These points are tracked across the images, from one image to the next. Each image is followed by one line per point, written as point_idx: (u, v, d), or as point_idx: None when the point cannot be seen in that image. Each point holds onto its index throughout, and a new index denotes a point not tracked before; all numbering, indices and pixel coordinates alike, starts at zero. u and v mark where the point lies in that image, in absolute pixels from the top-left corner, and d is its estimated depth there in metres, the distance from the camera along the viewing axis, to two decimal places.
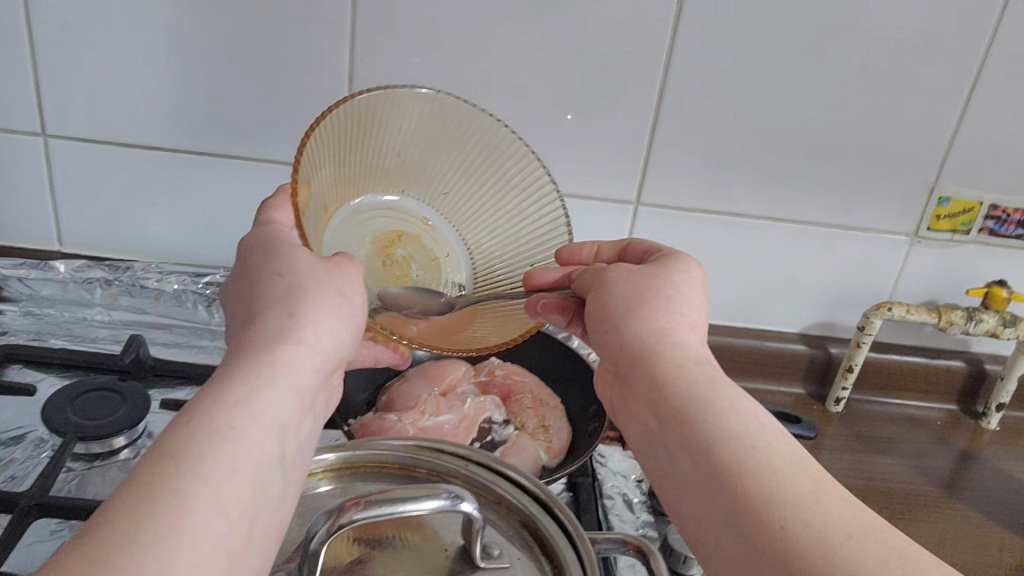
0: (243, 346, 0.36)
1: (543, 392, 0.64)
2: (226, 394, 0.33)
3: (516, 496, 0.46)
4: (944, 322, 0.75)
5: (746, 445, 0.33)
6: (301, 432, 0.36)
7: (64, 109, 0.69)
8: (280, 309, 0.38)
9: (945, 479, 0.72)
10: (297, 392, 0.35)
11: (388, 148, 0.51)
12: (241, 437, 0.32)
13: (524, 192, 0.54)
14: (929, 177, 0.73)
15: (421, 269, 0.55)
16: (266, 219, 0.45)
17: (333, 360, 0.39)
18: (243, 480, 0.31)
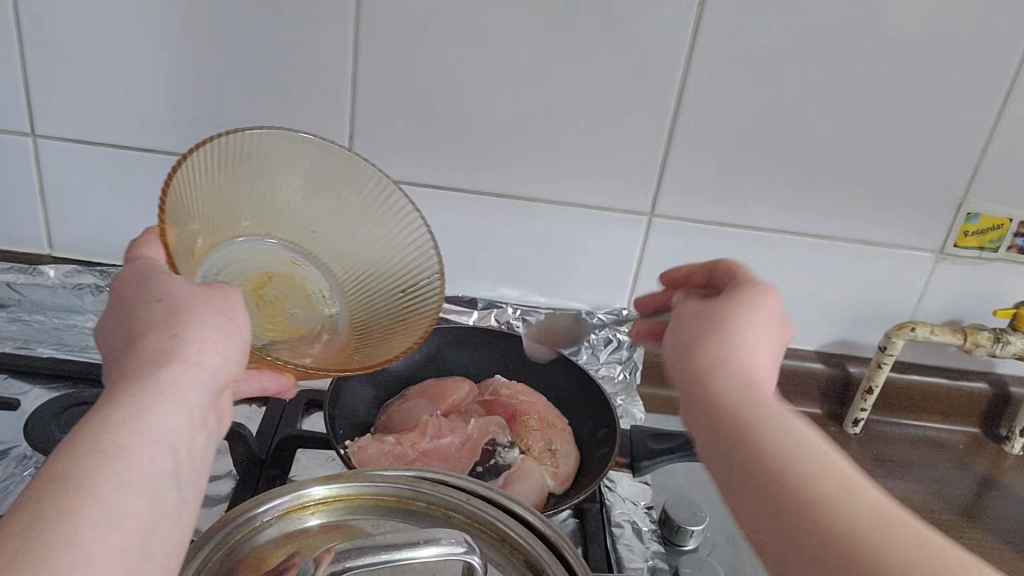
0: (119, 374, 0.32)
1: (551, 413, 0.61)
2: (105, 423, 0.29)
3: (520, 534, 0.43)
4: (969, 344, 0.72)
5: (806, 461, 0.32)
6: (198, 451, 0.32)
7: (54, 108, 0.66)
8: (158, 330, 0.33)
9: (967, 506, 0.68)
10: (186, 414, 0.31)
11: (254, 188, 0.49)
12: (126, 461, 0.28)
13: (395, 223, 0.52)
14: (957, 192, 0.69)
15: (298, 308, 0.49)
16: (135, 255, 0.40)
17: (224, 378, 0.34)
18: (127, 517, 0.27)
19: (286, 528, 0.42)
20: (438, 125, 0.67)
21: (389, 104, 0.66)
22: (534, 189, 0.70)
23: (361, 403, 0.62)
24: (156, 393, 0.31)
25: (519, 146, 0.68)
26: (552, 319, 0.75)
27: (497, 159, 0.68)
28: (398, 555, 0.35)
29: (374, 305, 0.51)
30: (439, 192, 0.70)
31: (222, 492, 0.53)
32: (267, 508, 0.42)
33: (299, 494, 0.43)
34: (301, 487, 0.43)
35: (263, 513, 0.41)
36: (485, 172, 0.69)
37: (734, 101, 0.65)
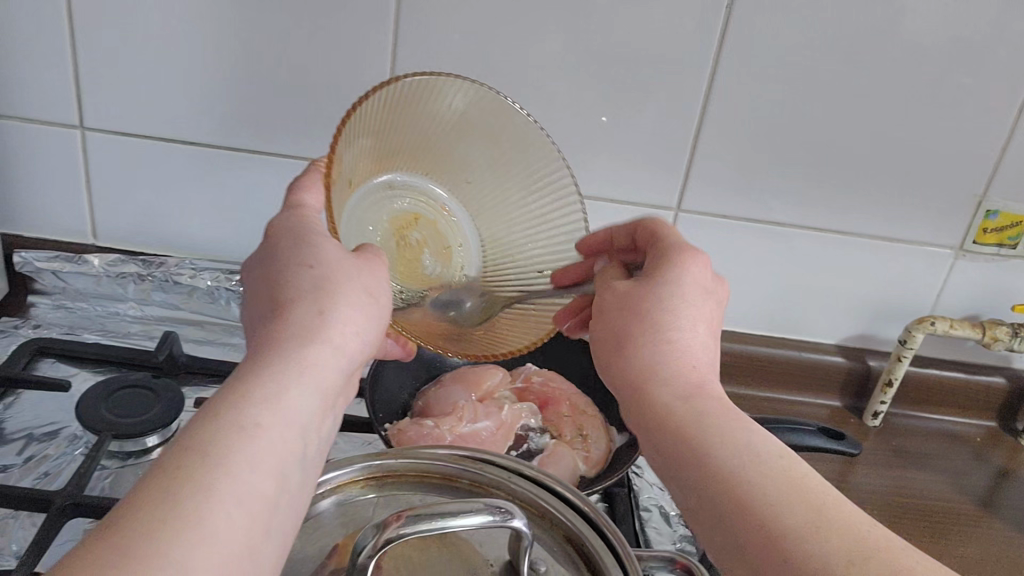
0: (269, 339, 0.35)
1: (581, 399, 0.63)
2: (254, 389, 0.32)
3: (560, 510, 0.45)
4: (987, 338, 0.73)
5: (747, 481, 0.33)
6: (324, 430, 0.35)
7: (102, 102, 0.69)
8: (309, 304, 0.36)
9: (983, 497, 0.70)
10: (321, 391, 0.34)
11: (422, 129, 0.48)
12: (267, 435, 0.31)
13: (551, 199, 0.51)
14: (976, 190, 0.71)
15: (432, 258, 0.51)
16: (292, 201, 0.43)
17: (357, 357, 0.37)
18: (266, 478, 0.30)
19: (340, 500, 0.44)
20: None
21: None
22: None
23: (398, 389, 0.64)
24: (299, 371, 0.33)
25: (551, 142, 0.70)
26: None
27: None
28: (449, 524, 0.37)
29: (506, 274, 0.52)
30: None
31: None
32: (323, 481, 0.44)
33: (351, 469, 0.45)
34: (354, 462, 0.45)
35: (318, 486, 0.44)
36: None
37: (760, 101, 0.67)
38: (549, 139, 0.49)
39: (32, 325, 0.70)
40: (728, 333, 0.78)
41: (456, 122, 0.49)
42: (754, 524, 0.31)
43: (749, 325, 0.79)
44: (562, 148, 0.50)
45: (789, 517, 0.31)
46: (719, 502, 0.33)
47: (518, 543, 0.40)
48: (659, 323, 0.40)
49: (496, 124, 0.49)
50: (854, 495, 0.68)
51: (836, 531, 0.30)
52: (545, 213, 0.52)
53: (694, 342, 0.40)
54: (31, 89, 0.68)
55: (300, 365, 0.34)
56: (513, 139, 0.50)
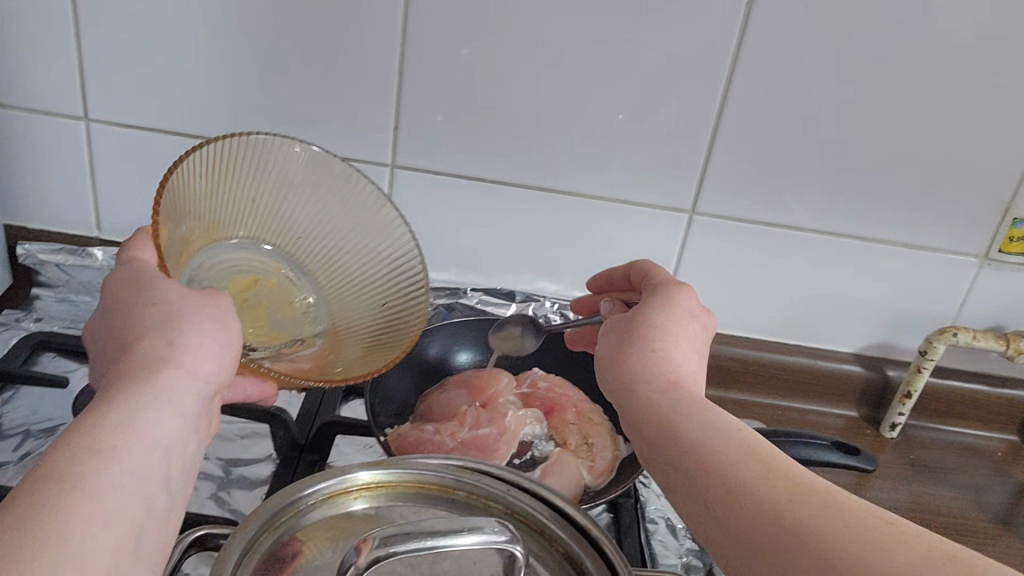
0: (117, 374, 0.33)
1: (587, 406, 0.62)
2: (107, 416, 0.31)
3: (559, 526, 0.43)
4: (1011, 350, 0.71)
5: (739, 456, 0.34)
6: (189, 455, 0.34)
7: (107, 93, 0.67)
8: (156, 336, 0.35)
9: (1004, 514, 0.68)
10: (180, 417, 0.33)
11: (245, 193, 0.49)
12: (123, 458, 0.30)
13: (382, 234, 0.52)
14: (1003, 197, 0.69)
15: (279, 313, 0.49)
16: (125, 254, 0.41)
17: (213, 386, 0.36)
18: (128, 496, 0.29)
19: (329, 510, 0.42)
20: (480, 120, 0.67)
21: (432, 99, 0.66)
22: (574, 186, 0.70)
23: (399, 391, 0.63)
24: (153, 399, 0.32)
25: (562, 142, 0.68)
26: None
27: (536, 154, 0.68)
28: (438, 544, 0.35)
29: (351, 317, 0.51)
30: (476, 184, 0.70)
31: (262, 475, 0.54)
32: (312, 490, 0.42)
33: (343, 478, 0.44)
34: (345, 472, 0.44)
35: (307, 495, 0.42)
36: (524, 167, 0.69)
37: (779, 104, 0.65)
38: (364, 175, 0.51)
39: (34, 318, 0.70)
40: (743, 340, 0.76)
41: (278, 182, 0.50)
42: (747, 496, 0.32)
43: (763, 332, 0.76)
44: (379, 183, 0.52)
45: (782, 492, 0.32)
46: (712, 483, 0.33)
47: (512, 561, 0.38)
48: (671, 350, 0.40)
49: (314, 178, 0.50)
50: None
51: (827, 496, 0.31)
52: (379, 251, 0.52)
53: (685, 352, 0.41)
54: (34, 81, 0.67)
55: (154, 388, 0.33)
56: (330, 188, 0.51)
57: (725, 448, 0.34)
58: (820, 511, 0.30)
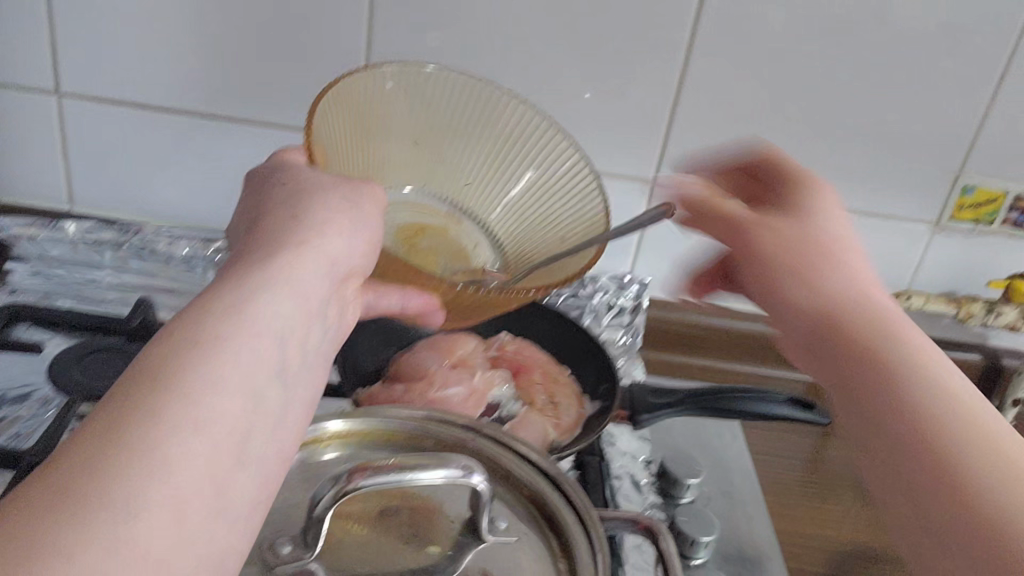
0: (242, 254, 0.30)
1: (552, 367, 0.64)
2: (218, 299, 0.27)
3: (523, 470, 0.45)
4: (962, 314, 0.73)
5: (942, 405, 0.33)
6: (312, 345, 0.30)
7: (78, 68, 0.68)
8: (282, 215, 0.32)
9: None
10: (301, 301, 0.29)
11: (412, 137, 0.53)
12: (231, 348, 0.26)
13: (556, 166, 0.53)
14: (953, 166, 0.71)
15: (448, 254, 0.51)
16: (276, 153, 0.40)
17: (344, 269, 0.33)
18: (233, 397, 0.25)
19: (302, 458, 0.44)
20: None
21: None
22: None
23: (370, 355, 0.64)
24: (268, 279, 0.29)
25: None
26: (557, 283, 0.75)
27: None
28: (411, 478, 0.37)
29: (533, 252, 0.51)
30: None
31: None
32: None
33: (316, 428, 0.45)
34: (316, 421, 0.45)
35: None
36: None
37: (737, 75, 0.67)
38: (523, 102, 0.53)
39: (7, 292, 0.68)
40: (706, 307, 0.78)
41: (437, 124, 0.53)
42: (935, 454, 0.31)
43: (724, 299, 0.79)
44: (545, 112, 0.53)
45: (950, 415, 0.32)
46: (900, 426, 0.33)
47: (478, 499, 0.40)
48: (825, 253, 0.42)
49: (474, 116, 0.53)
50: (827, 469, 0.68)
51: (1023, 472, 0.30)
52: (547, 181, 0.53)
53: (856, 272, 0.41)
54: (7, 54, 0.67)
55: (274, 271, 0.29)
56: (488, 125, 0.54)
57: (933, 393, 0.33)
58: (991, 444, 0.31)
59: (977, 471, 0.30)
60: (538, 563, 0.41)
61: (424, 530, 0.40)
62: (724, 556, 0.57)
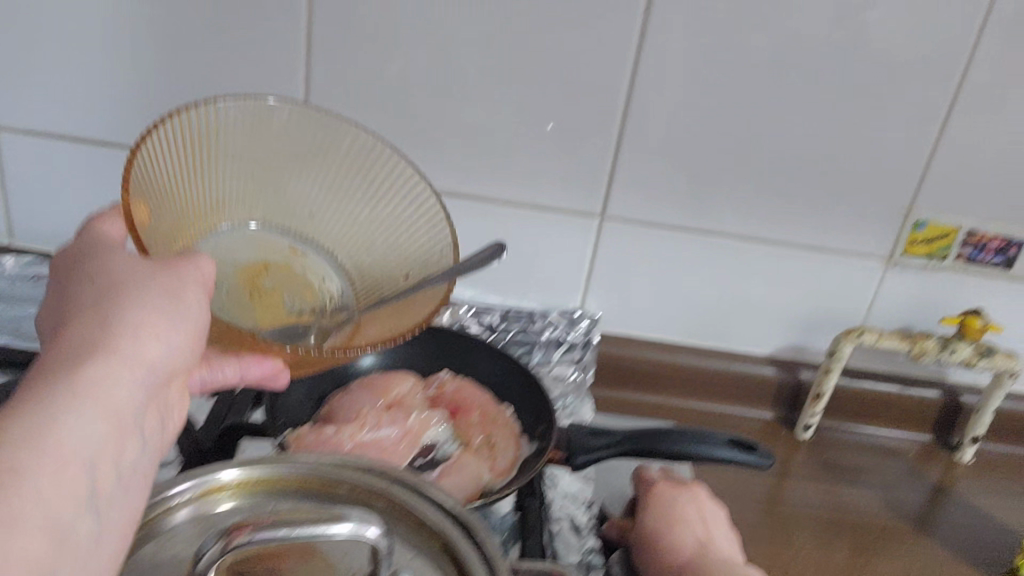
0: (41, 361, 0.29)
1: (492, 406, 0.62)
2: (14, 424, 0.26)
3: (436, 519, 0.44)
4: (916, 351, 0.72)
5: None
6: (126, 462, 0.29)
7: (15, 101, 0.67)
8: (90, 312, 0.31)
9: (916, 515, 0.69)
10: (112, 416, 0.29)
11: (244, 168, 0.54)
12: (26, 481, 0.25)
13: (402, 199, 0.57)
14: (904, 200, 0.70)
15: (294, 297, 0.52)
16: (89, 228, 0.38)
17: (164, 370, 0.32)
18: (27, 537, 0.24)
19: (200, 509, 0.42)
20: (390, 127, 0.68)
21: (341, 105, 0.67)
22: (485, 189, 0.70)
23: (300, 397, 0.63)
24: (73, 394, 0.28)
25: (471, 148, 0.68)
26: (505, 319, 0.74)
27: (447, 161, 0.69)
28: (300, 531, 0.36)
29: (380, 282, 0.56)
30: None
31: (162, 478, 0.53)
32: (181, 490, 0.42)
33: (218, 477, 0.44)
34: (215, 471, 0.44)
35: (175, 494, 0.42)
36: (435, 171, 0.70)
37: (681, 108, 0.66)
38: (365, 133, 0.55)
39: None
40: (658, 344, 0.77)
41: (266, 154, 0.55)
42: None
43: (677, 334, 0.77)
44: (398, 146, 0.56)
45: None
46: None
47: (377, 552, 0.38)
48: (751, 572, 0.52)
49: (307, 141, 0.55)
50: (780, 511, 0.67)
51: None
52: (395, 210, 0.56)
53: None
54: None
55: (77, 386, 0.28)
56: (325, 150, 0.56)
57: None
58: None
59: None
60: None
61: None
62: None
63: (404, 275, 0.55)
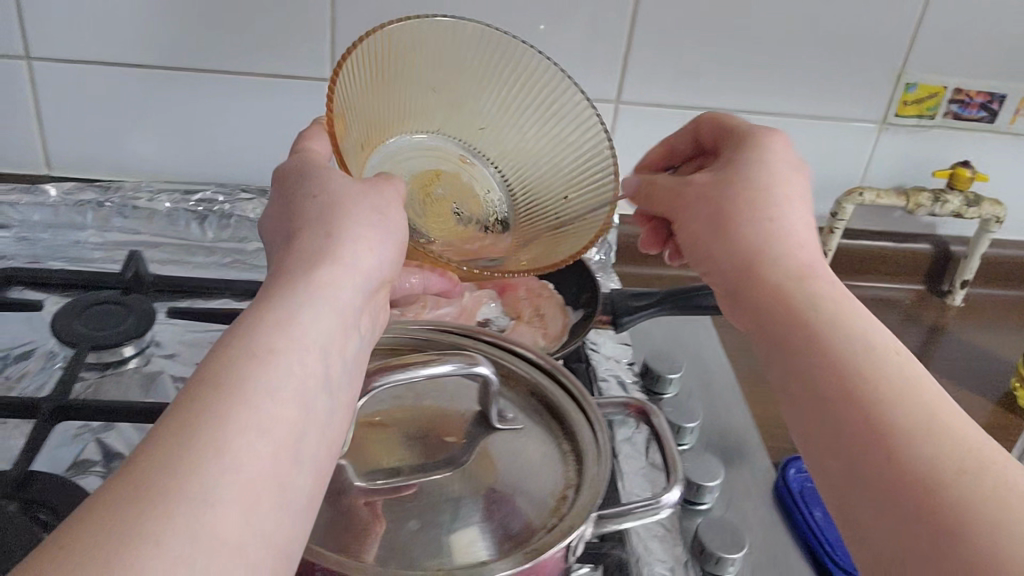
0: (284, 268, 0.34)
1: (535, 282, 0.67)
2: (270, 312, 0.31)
3: (521, 367, 0.49)
4: (912, 205, 0.79)
5: (895, 388, 0.33)
6: (355, 353, 0.34)
7: (44, 29, 0.70)
8: (317, 228, 0.36)
9: (916, 351, 0.76)
10: (343, 309, 0.33)
11: (425, 87, 0.57)
12: (282, 358, 0.30)
13: (574, 123, 0.57)
14: (896, 65, 0.75)
15: (462, 206, 0.60)
16: (299, 145, 0.45)
17: (378, 277, 0.36)
18: (291, 399, 0.29)
19: None
20: None
21: (364, 11, 0.70)
22: None
23: None
24: (315, 290, 0.33)
25: None
26: None
27: None
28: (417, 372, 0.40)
29: (541, 208, 0.60)
30: None
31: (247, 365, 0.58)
32: None
33: None
34: None
35: None
36: None
37: None
38: (545, 58, 0.55)
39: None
40: None
41: (450, 71, 0.56)
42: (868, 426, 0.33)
43: None
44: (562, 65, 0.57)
45: (927, 416, 0.32)
46: (837, 394, 0.34)
47: (486, 393, 0.44)
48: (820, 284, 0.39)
49: (492, 62, 0.56)
50: None
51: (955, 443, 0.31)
52: (566, 138, 0.58)
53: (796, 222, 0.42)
54: None
55: (313, 285, 0.33)
56: (508, 73, 0.57)
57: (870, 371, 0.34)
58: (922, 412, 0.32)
59: (918, 434, 0.31)
60: (541, 445, 0.45)
61: (439, 426, 0.44)
62: (709, 442, 0.61)
63: (559, 206, 0.59)
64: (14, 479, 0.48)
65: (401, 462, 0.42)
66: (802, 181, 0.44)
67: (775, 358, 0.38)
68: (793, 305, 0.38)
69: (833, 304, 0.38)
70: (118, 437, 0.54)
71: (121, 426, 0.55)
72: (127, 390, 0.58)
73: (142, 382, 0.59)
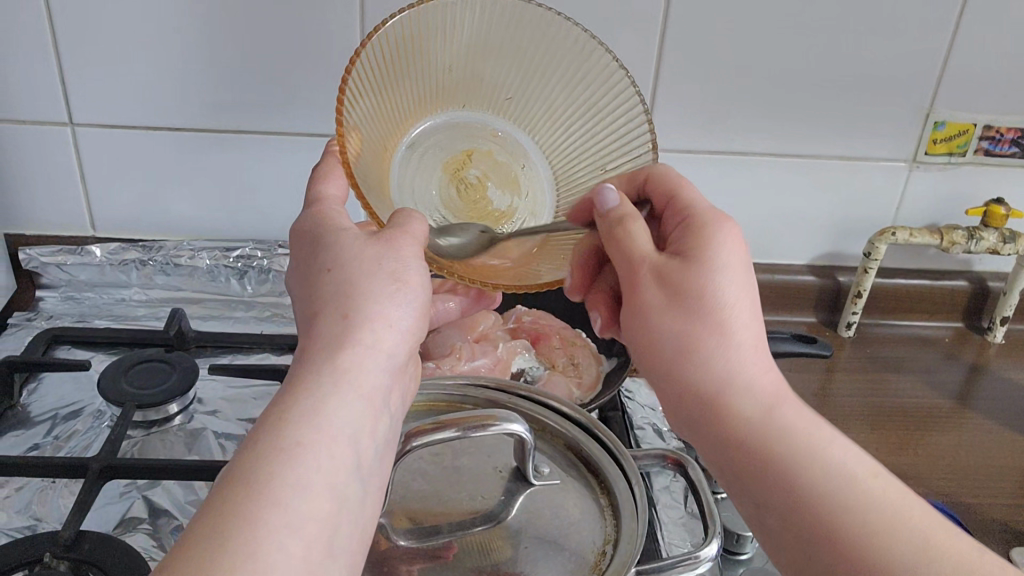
0: (303, 355, 0.34)
1: (569, 332, 0.68)
2: (293, 407, 0.32)
3: (558, 422, 0.50)
4: (946, 243, 0.78)
5: (877, 517, 0.34)
6: (381, 435, 0.35)
7: (88, 98, 0.72)
8: (334, 310, 0.35)
9: (957, 391, 0.75)
10: (366, 395, 0.34)
11: (440, 69, 0.50)
12: (308, 454, 0.31)
13: (605, 87, 0.50)
14: (922, 104, 0.75)
15: (497, 188, 0.53)
16: (315, 193, 0.43)
17: (400, 352, 0.36)
18: (318, 492, 0.31)
19: None
20: None
21: None
22: None
23: None
24: (335, 381, 0.33)
25: None
26: None
27: None
28: (444, 432, 0.40)
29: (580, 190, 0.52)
30: None
31: None
32: None
33: None
34: None
35: None
36: None
37: (711, 42, 0.71)
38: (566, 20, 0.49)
39: (44, 317, 0.73)
40: None
41: (466, 49, 0.50)
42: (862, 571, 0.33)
43: None
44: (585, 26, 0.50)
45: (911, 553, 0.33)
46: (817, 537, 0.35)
47: (522, 450, 0.44)
48: (814, 433, 0.37)
49: (511, 32, 0.50)
50: (833, 400, 0.73)
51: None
52: (599, 103, 0.51)
53: (747, 343, 0.39)
54: (21, 92, 0.71)
55: (331, 377, 0.33)
56: (528, 40, 0.50)
57: (845, 506, 0.35)
58: (912, 542, 0.33)
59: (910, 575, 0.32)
60: (581, 500, 0.45)
61: (479, 484, 0.45)
62: None
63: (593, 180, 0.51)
64: (64, 540, 0.48)
65: (442, 520, 0.43)
66: (746, 272, 0.40)
67: (750, 480, 0.37)
68: (749, 442, 0.37)
69: (825, 449, 0.36)
70: (163, 494, 0.55)
71: (167, 483, 0.56)
72: (172, 449, 0.59)
73: (185, 440, 0.60)
